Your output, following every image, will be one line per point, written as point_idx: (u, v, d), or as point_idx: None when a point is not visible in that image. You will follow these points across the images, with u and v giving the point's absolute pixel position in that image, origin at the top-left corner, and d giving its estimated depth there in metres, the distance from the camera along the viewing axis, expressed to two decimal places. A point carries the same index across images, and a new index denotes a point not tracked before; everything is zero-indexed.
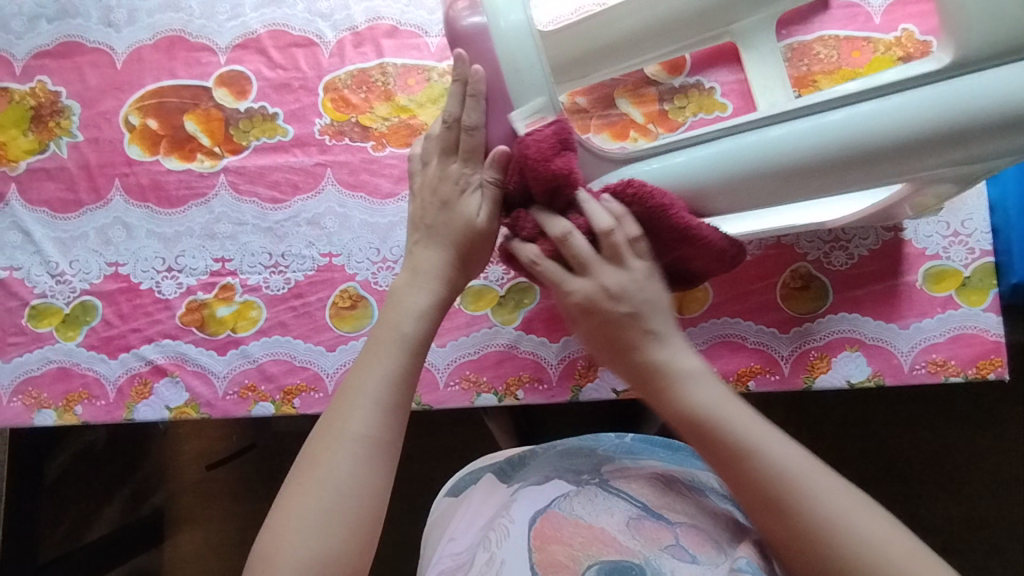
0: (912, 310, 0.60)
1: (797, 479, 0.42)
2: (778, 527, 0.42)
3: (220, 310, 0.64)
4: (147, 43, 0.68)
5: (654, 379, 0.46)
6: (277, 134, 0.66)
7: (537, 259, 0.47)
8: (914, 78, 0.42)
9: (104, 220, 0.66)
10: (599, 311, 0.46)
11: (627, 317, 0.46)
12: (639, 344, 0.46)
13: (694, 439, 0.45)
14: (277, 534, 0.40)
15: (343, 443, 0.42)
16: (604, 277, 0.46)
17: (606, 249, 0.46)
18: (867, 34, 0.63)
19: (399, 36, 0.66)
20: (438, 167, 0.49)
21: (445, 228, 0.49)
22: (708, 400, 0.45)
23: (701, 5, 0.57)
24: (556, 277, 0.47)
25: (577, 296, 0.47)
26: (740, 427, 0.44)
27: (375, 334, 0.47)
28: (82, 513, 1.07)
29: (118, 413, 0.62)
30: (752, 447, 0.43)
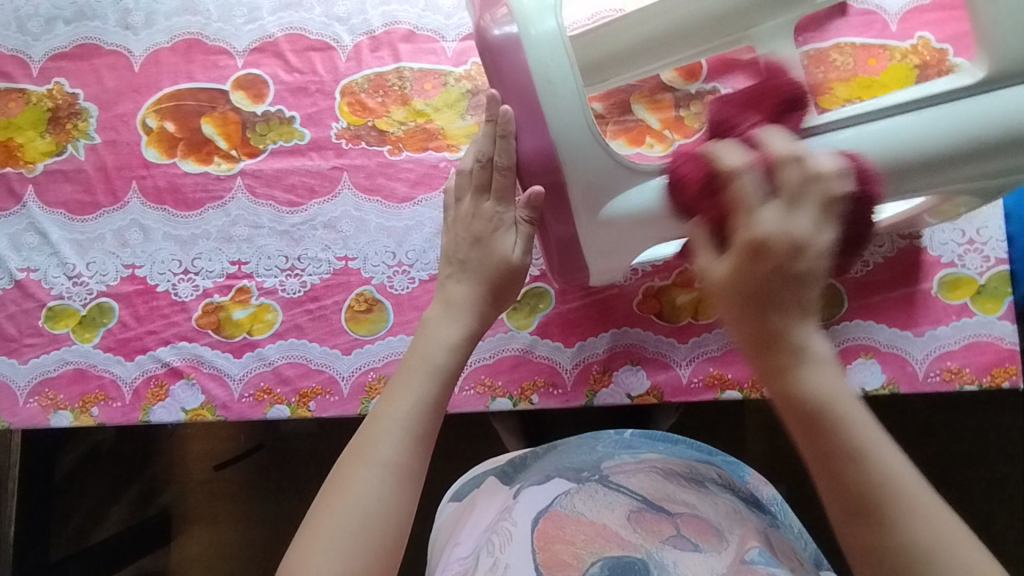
0: (926, 318, 0.60)
1: (909, 496, 0.37)
2: (869, 545, 0.37)
3: (236, 313, 0.64)
4: (165, 46, 0.68)
5: (772, 350, 0.39)
6: (294, 138, 0.66)
7: (738, 171, 0.40)
8: (930, 97, 0.44)
9: (121, 222, 0.66)
10: (770, 256, 0.38)
11: (794, 272, 0.38)
12: (788, 306, 0.39)
13: (795, 428, 0.40)
14: (305, 554, 0.40)
15: (371, 469, 0.42)
16: (793, 223, 0.38)
17: (814, 193, 0.39)
18: (884, 42, 0.63)
19: (416, 40, 0.67)
20: (471, 204, 0.51)
21: (479, 262, 0.51)
22: (830, 390, 0.39)
23: (719, 11, 0.58)
24: (748, 198, 0.39)
25: (760, 231, 0.38)
26: (859, 429, 0.38)
27: (406, 361, 0.47)
28: (91, 512, 1.07)
29: (134, 415, 0.63)
30: (865, 453, 0.37)
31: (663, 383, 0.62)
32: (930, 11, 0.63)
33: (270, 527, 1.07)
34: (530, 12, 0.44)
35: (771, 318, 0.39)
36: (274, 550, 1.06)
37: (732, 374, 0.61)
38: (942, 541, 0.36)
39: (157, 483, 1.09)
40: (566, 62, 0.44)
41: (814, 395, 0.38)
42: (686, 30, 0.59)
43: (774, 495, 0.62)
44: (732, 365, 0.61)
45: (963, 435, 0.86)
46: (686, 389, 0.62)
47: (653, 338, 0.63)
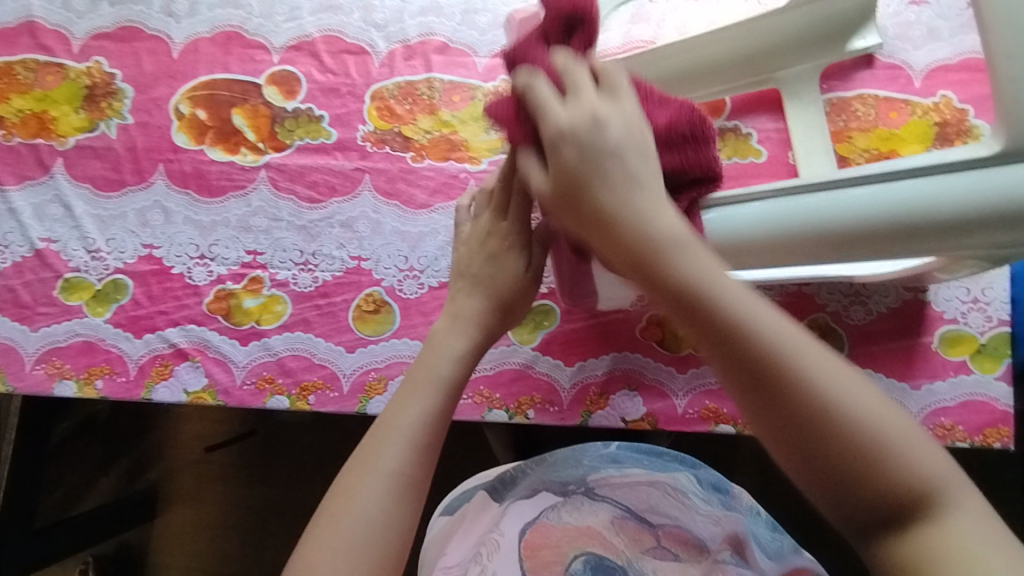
0: (924, 372, 0.61)
1: (792, 354, 0.36)
2: (770, 412, 0.36)
3: (247, 301, 0.65)
4: (205, 36, 0.70)
5: (626, 241, 0.39)
6: (321, 136, 0.67)
7: (530, 81, 0.42)
8: (949, 162, 0.43)
9: (144, 202, 0.67)
10: (582, 139, 0.40)
11: (606, 152, 0.40)
12: (611, 185, 0.40)
13: (674, 315, 0.39)
14: (308, 563, 0.41)
15: (377, 478, 0.43)
16: (595, 104, 0.41)
17: (602, 82, 0.43)
18: (906, 97, 0.65)
19: (448, 53, 0.68)
20: (488, 221, 0.52)
21: (490, 279, 0.51)
22: (697, 265, 0.38)
23: (750, 51, 0.60)
24: (576, 82, 0.42)
25: (555, 119, 0.41)
26: (733, 296, 0.37)
27: (412, 373, 0.48)
28: (80, 481, 1.09)
29: (137, 391, 0.64)
30: (746, 318, 0.37)
31: (659, 411, 0.62)
32: (954, 71, 0.65)
33: (255, 515, 1.07)
34: None
35: (609, 207, 0.40)
36: (256, 538, 1.07)
37: (727, 409, 0.62)
38: (830, 385, 0.36)
39: (148, 459, 1.10)
40: None
41: (682, 276, 0.38)
42: (717, 66, 0.62)
43: (752, 504, 0.60)
44: (729, 400, 0.62)
45: None
46: (680, 420, 0.62)
47: (653, 364, 0.63)
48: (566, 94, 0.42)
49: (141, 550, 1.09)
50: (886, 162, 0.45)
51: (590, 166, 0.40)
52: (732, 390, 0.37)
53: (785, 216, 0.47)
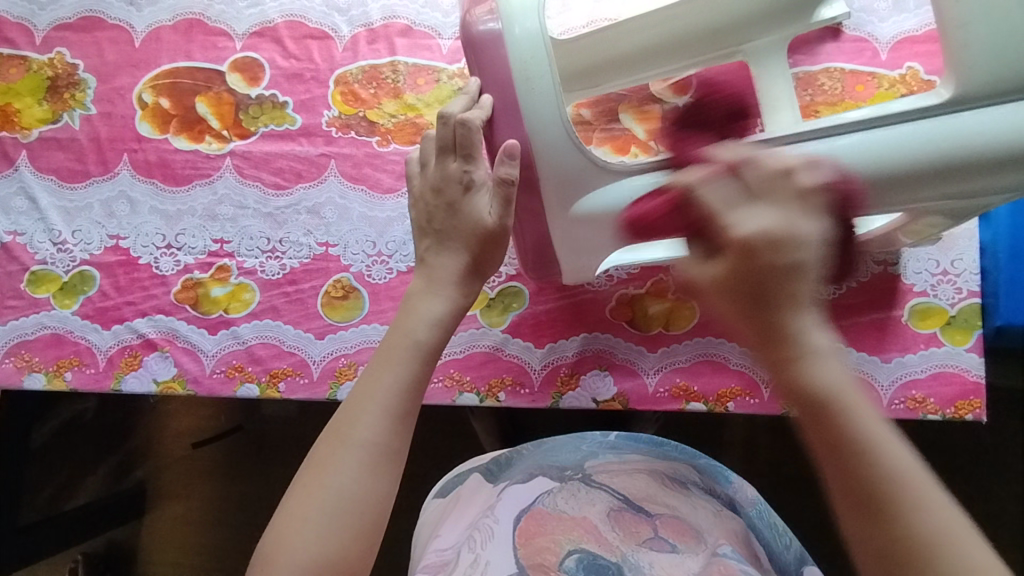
0: (895, 345, 0.61)
1: (912, 490, 0.33)
2: (877, 548, 0.33)
3: (214, 290, 0.65)
4: (166, 24, 0.69)
5: (778, 341, 0.36)
6: (285, 123, 0.67)
7: (701, 182, 0.40)
8: (914, 110, 0.43)
9: (110, 193, 0.67)
10: (757, 253, 0.36)
11: (785, 268, 0.36)
12: (780, 297, 0.36)
13: (802, 425, 0.36)
14: (281, 535, 0.41)
15: (350, 448, 0.43)
16: (767, 217, 0.37)
17: (780, 188, 0.39)
18: (873, 69, 0.64)
19: (412, 36, 0.68)
20: (438, 167, 0.51)
21: (455, 229, 0.50)
22: (840, 382, 0.36)
23: (715, 22, 0.60)
24: (748, 193, 0.39)
25: (747, 222, 0.37)
26: (865, 420, 0.35)
27: (388, 339, 0.47)
28: (67, 479, 1.09)
29: (106, 382, 0.63)
30: (878, 446, 0.34)
31: (629, 391, 0.62)
32: (921, 42, 0.64)
33: (242, 509, 1.07)
34: (515, 10, 0.47)
35: (779, 313, 0.36)
36: (245, 533, 1.07)
37: (697, 387, 0.62)
38: (946, 533, 0.32)
39: (134, 456, 1.10)
40: (546, 60, 0.47)
41: (823, 382, 0.35)
42: (683, 40, 0.61)
43: (756, 498, 0.61)
44: (699, 377, 0.62)
45: (942, 469, 0.84)
46: (651, 399, 0.62)
47: (624, 344, 0.63)
48: (752, 191, 0.39)
49: (130, 548, 1.08)
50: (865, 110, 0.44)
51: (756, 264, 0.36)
52: (840, 509, 0.35)
53: None
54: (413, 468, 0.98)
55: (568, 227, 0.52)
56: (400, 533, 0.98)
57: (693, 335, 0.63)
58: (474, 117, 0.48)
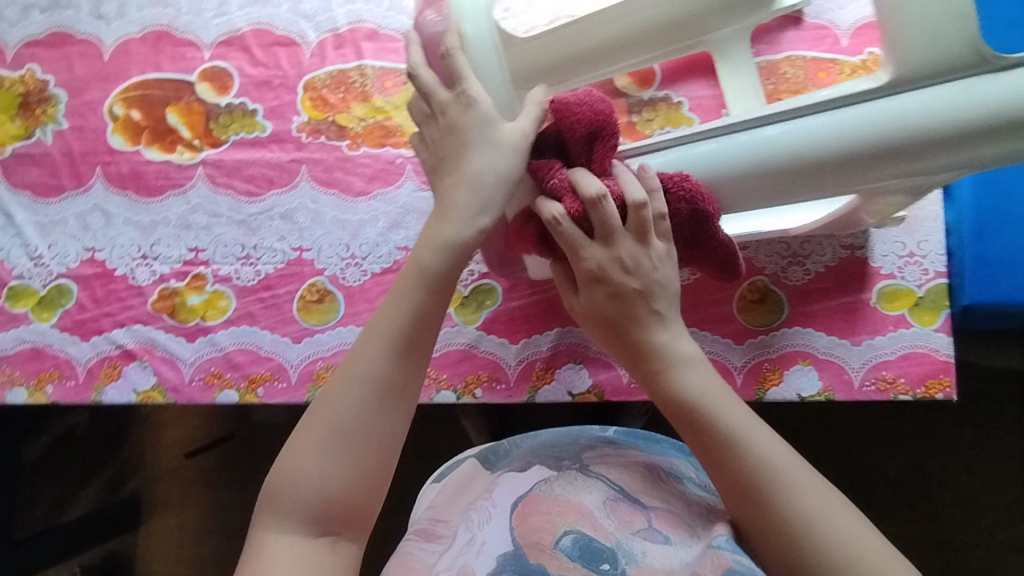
0: (865, 327, 0.61)
1: (770, 467, 0.44)
2: (756, 521, 0.43)
3: (191, 299, 0.65)
4: (135, 36, 0.70)
5: (649, 363, 0.48)
6: (255, 130, 0.67)
7: (557, 216, 0.45)
8: (842, 96, 0.43)
9: (84, 206, 0.67)
10: (611, 285, 0.47)
11: (638, 294, 0.47)
12: (643, 322, 0.48)
13: (681, 426, 0.47)
14: (291, 466, 0.43)
15: (356, 382, 0.44)
16: (621, 250, 0.46)
17: (634, 224, 0.46)
18: (834, 56, 0.65)
19: (379, 39, 0.68)
20: (429, 104, 0.49)
21: (468, 144, 0.47)
22: (701, 387, 0.47)
23: (679, 15, 0.59)
24: (608, 223, 0.45)
25: (592, 261, 0.46)
26: (730, 421, 0.45)
27: (400, 273, 0.47)
28: (63, 492, 1.09)
29: (86, 394, 0.64)
30: (741, 442, 0.45)
31: (605, 382, 0.63)
32: None
33: (237, 516, 1.08)
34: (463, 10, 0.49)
35: (650, 337, 0.48)
36: (239, 541, 1.07)
37: None
38: (808, 511, 0.42)
39: (129, 467, 1.11)
40: (493, 55, 0.49)
41: (689, 391, 0.47)
42: (649, 33, 0.61)
43: None
44: None
45: (922, 450, 0.85)
46: (627, 389, 0.62)
47: None
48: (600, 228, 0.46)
49: (127, 558, 1.09)
50: (836, 89, 0.45)
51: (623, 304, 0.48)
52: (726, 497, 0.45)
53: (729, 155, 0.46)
54: (405, 468, 0.99)
55: None
56: (391, 533, 0.98)
57: None
58: (451, 44, 0.48)
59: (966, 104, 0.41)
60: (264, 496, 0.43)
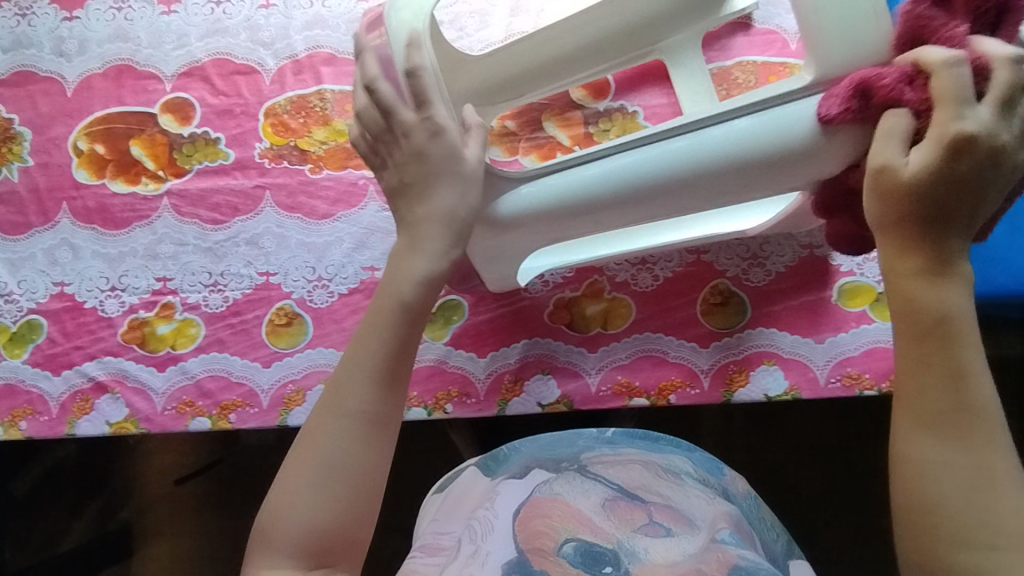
0: (828, 325, 0.62)
1: (980, 422, 0.37)
2: (915, 455, 0.38)
3: (160, 328, 0.66)
4: (97, 71, 0.71)
5: (920, 247, 0.38)
6: (219, 158, 0.68)
7: (949, 64, 0.37)
8: (776, 97, 0.44)
9: (52, 242, 0.68)
10: (961, 161, 0.36)
11: (974, 182, 0.36)
12: (955, 214, 0.37)
13: (898, 331, 0.39)
14: (283, 504, 0.45)
15: (342, 416, 0.46)
16: (990, 130, 0.36)
17: (1011, 111, 0.37)
18: (784, 59, 0.66)
19: (337, 63, 0.69)
20: (390, 123, 0.50)
21: (428, 174, 0.49)
22: (963, 310, 0.38)
23: (629, 24, 0.60)
24: (958, 92, 0.36)
25: (963, 129, 0.36)
26: (967, 350, 0.37)
27: (375, 305, 0.49)
28: (53, 526, 1.09)
29: (60, 428, 0.64)
30: (963, 372, 0.37)
31: (573, 392, 0.63)
32: None
33: (230, 542, 1.08)
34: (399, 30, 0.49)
35: (939, 225, 0.37)
36: (232, 566, 1.07)
37: (639, 382, 0.63)
38: (982, 463, 0.37)
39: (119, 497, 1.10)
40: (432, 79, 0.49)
41: (945, 303, 0.37)
42: (601, 44, 0.62)
43: (748, 490, 0.61)
44: (640, 372, 0.63)
45: None
46: (595, 398, 0.63)
47: (564, 347, 0.64)
48: (984, 98, 0.37)
49: None
50: (760, 90, 0.45)
51: (945, 172, 0.36)
52: (898, 414, 0.39)
53: (662, 163, 0.47)
54: (393, 485, 0.99)
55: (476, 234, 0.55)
56: (382, 551, 0.99)
57: (630, 332, 0.64)
58: (415, 61, 0.47)
59: None
60: (260, 535, 0.46)
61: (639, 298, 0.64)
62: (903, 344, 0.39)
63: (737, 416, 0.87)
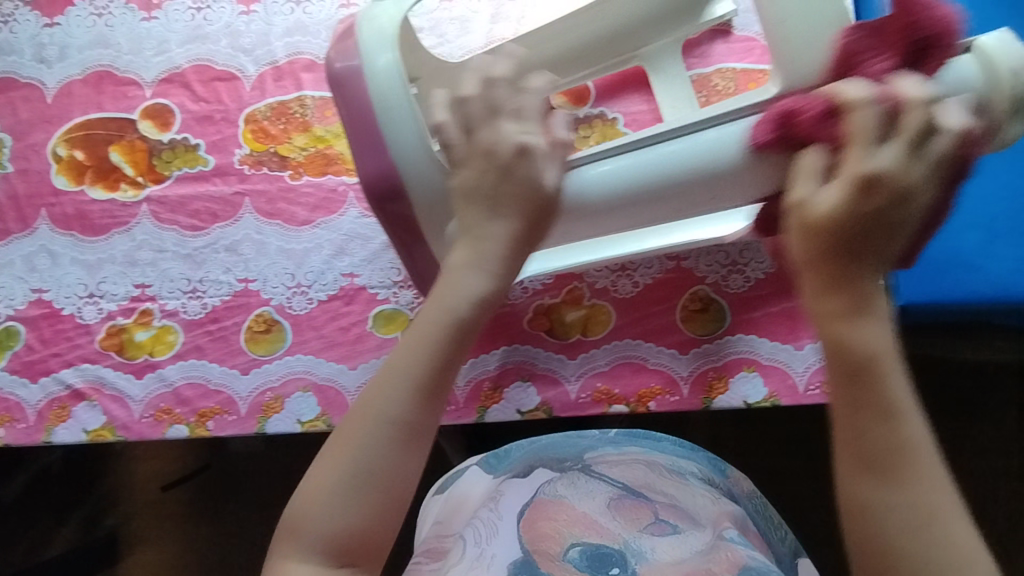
0: (807, 331, 0.61)
1: (919, 460, 0.36)
2: (859, 498, 0.37)
3: (139, 335, 0.65)
4: (77, 77, 0.70)
5: (842, 292, 0.37)
6: (198, 164, 0.68)
7: (863, 102, 0.36)
8: (737, 109, 0.45)
9: (30, 248, 0.68)
10: (875, 199, 0.36)
11: (890, 220, 0.36)
12: (871, 255, 0.37)
13: (832, 374, 0.38)
14: (309, 504, 0.43)
15: (377, 420, 0.42)
16: (905, 166, 0.36)
17: (930, 145, 0.36)
18: (764, 66, 0.66)
19: (317, 69, 0.69)
20: (485, 131, 0.45)
21: (509, 192, 0.44)
22: (887, 348, 0.37)
23: (610, 31, 0.61)
24: (868, 131, 0.36)
25: (875, 166, 0.35)
26: (897, 388, 0.37)
27: (426, 308, 0.45)
28: (38, 534, 1.08)
29: (37, 435, 0.64)
30: (896, 412, 0.37)
31: (553, 399, 0.63)
32: None
33: (216, 549, 1.07)
34: (369, 44, 0.49)
35: (857, 267, 0.37)
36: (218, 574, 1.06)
37: (618, 389, 0.63)
38: (925, 501, 0.36)
39: (105, 504, 1.09)
40: (402, 89, 0.48)
41: (871, 344, 0.37)
42: (582, 51, 0.62)
43: (753, 490, 0.60)
44: (619, 380, 0.63)
45: None
46: (574, 405, 0.63)
47: (544, 354, 0.64)
48: (897, 133, 0.36)
49: None
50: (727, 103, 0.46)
51: (859, 214, 0.36)
52: (840, 457, 0.38)
53: (638, 172, 0.47)
54: None
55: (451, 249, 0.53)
56: None
57: (610, 339, 0.64)
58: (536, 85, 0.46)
59: None
60: (285, 529, 0.43)
61: (618, 305, 0.64)
62: (834, 389, 0.38)
63: (725, 420, 0.87)
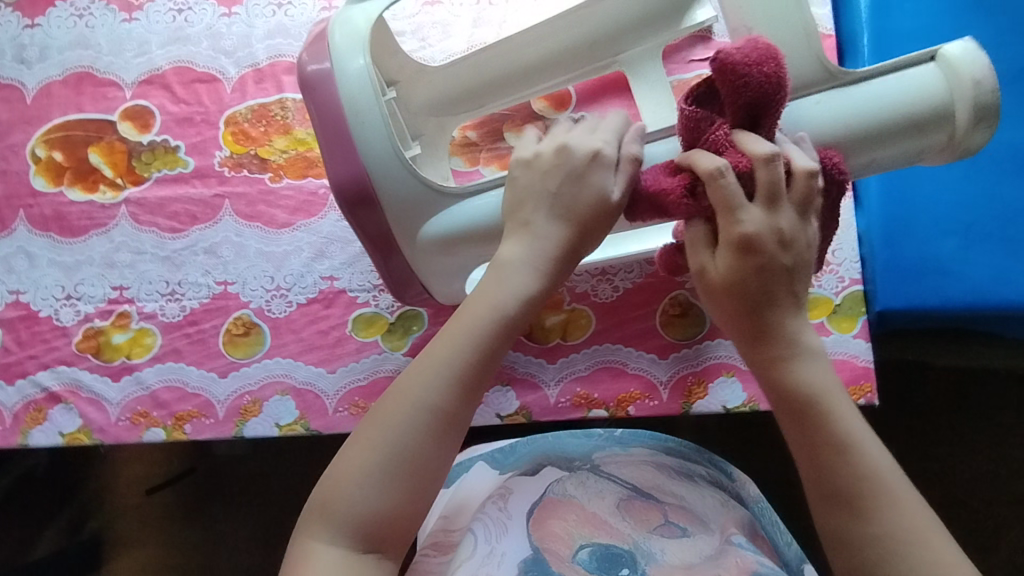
0: None
1: (887, 486, 0.38)
2: (836, 532, 0.38)
3: (116, 337, 0.65)
4: (57, 78, 0.70)
5: (769, 342, 0.41)
6: (178, 166, 0.68)
7: (718, 172, 0.39)
8: None
9: (8, 249, 0.67)
10: (762, 253, 0.39)
11: (787, 270, 0.40)
12: (781, 303, 0.40)
13: (784, 418, 0.41)
14: (337, 486, 0.41)
15: (412, 404, 0.41)
16: (778, 219, 0.39)
17: (796, 193, 0.39)
18: None
19: None
20: (559, 148, 0.46)
21: (569, 198, 0.44)
22: (826, 386, 0.40)
23: (588, 37, 0.62)
24: (731, 199, 0.39)
25: (744, 229, 0.39)
26: (846, 422, 0.40)
27: (471, 299, 0.44)
28: (19, 539, 1.06)
29: (13, 438, 0.63)
30: (851, 444, 0.39)
31: (532, 403, 0.63)
32: None
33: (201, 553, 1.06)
34: (341, 50, 0.49)
35: (772, 316, 0.41)
36: None
37: (598, 394, 0.62)
38: (905, 528, 0.37)
39: (89, 508, 1.09)
40: (372, 94, 0.49)
41: (806, 384, 0.40)
42: (559, 57, 0.63)
43: (758, 495, 0.58)
44: (599, 385, 0.63)
45: None
46: (554, 409, 0.63)
47: (523, 358, 0.64)
48: (755, 193, 0.39)
49: None
50: None
51: (758, 270, 0.39)
52: (810, 497, 0.40)
53: None
54: None
55: (424, 254, 0.53)
56: None
57: (589, 343, 0.64)
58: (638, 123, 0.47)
59: (848, 115, 0.44)
60: (310, 512, 0.42)
61: (598, 310, 0.64)
62: (790, 433, 0.41)
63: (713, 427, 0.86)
